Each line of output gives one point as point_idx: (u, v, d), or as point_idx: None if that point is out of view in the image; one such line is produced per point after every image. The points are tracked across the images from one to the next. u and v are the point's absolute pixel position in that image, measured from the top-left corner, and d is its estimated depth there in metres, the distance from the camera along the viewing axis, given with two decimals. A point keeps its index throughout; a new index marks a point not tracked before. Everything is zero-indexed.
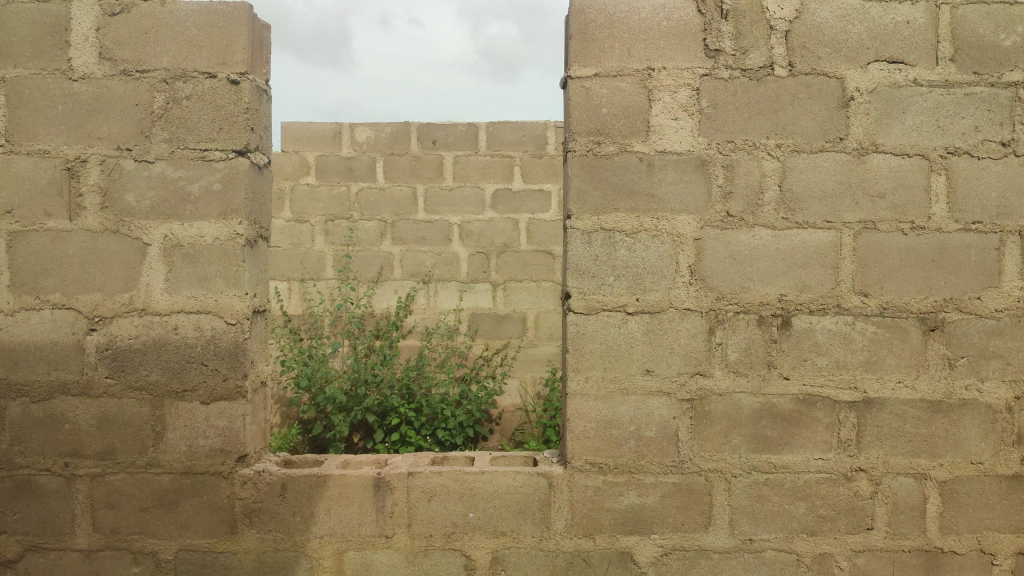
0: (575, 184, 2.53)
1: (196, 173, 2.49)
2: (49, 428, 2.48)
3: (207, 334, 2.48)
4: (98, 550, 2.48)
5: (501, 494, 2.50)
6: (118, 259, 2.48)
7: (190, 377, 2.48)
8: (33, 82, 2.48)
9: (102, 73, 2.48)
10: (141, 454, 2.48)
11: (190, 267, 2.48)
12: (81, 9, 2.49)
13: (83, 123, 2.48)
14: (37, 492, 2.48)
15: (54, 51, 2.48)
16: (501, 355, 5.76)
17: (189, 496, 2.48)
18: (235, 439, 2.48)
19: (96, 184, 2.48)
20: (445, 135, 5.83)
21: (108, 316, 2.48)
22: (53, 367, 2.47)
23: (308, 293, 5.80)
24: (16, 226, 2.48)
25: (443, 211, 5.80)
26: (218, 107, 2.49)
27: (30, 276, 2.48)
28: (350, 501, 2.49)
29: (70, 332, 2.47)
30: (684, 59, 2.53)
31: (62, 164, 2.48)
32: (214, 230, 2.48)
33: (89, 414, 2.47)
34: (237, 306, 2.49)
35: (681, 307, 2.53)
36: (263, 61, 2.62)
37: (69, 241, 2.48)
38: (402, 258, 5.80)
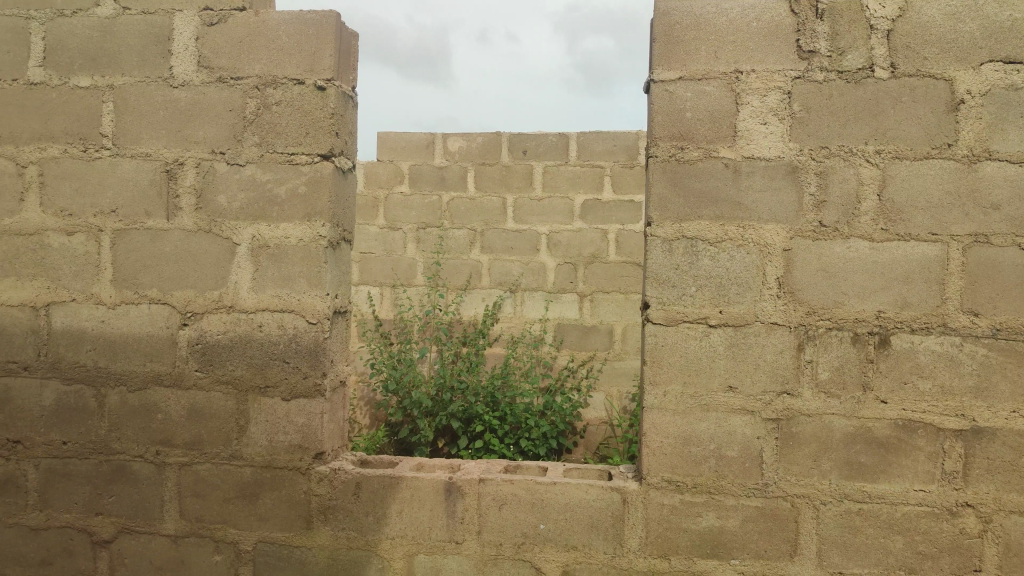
0: (657, 190, 2.46)
1: (284, 176, 2.58)
2: (143, 416, 2.60)
3: (290, 332, 2.56)
4: (184, 536, 2.58)
5: (573, 507, 2.44)
6: (210, 257, 2.60)
7: (273, 374, 2.56)
8: (138, 89, 2.63)
9: (200, 80, 2.61)
10: (226, 446, 2.57)
11: (275, 267, 2.57)
12: (184, 20, 2.63)
13: (181, 128, 2.62)
14: (130, 478, 2.61)
15: (158, 60, 2.63)
16: (587, 367, 5.67)
17: (269, 489, 2.55)
18: (314, 436, 2.53)
19: (192, 186, 2.61)
20: (536, 145, 5.83)
21: (199, 312, 2.59)
22: (149, 358, 2.61)
23: (400, 299, 5.94)
24: (121, 224, 2.63)
25: (532, 221, 5.81)
26: (305, 113, 2.58)
27: (130, 272, 2.63)
28: (422, 503, 2.49)
29: (164, 326, 2.60)
30: (776, 61, 2.41)
31: (162, 167, 2.62)
32: (299, 231, 2.57)
33: (179, 405, 2.59)
34: (319, 306, 2.55)
35: (767, 321, 2.40)
36: (349, 68, 2.70)
37: (167, 239, 2.61)
38: (490, 266, 5.83)
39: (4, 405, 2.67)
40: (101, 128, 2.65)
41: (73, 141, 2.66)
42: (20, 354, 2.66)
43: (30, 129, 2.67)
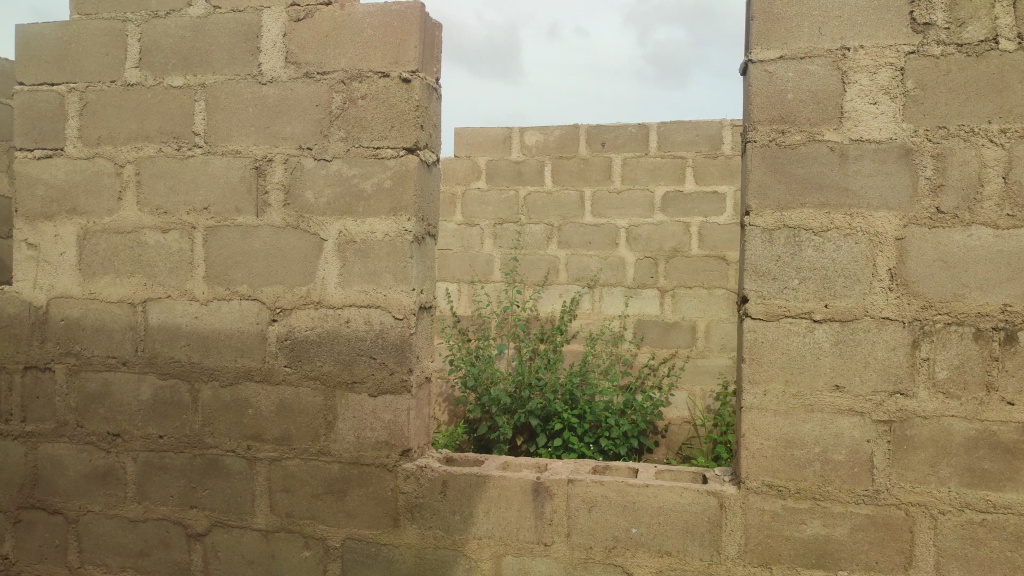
0: (756, 177, 2.32)
1: (369, 171, 2.56)
2: (235, 411, 2.64)
3: (377, 328, 2.54)
4: (274, 530, 2.61)
5: (667, 511, 2.33)
6: (298, 253, 2.61)
7: (360, 370, 2.55)
8: (228, 88, 2.66)
9: (287, 76, 2.62)
10: (314, 442, 2.57)
11: (362, 262, 2.56)
12: (271, 16, 2.64)
13: (269, 124, 2.64)
14: (223, 472, 2.65)
15: (247, 57, 2.66)
16: (669, 364, 5.52)
17: (356, 486, 2.54)
18: (400, 433, 2.51)
19: (280, 182, 2.63)
20: (614, 136, 5.70)
21: (288, 308, 2.61)
22: (240, 354, 2.64)
23: (477, 295, 5.93)
24: (212, 221, 2.67)
25: (610, 215, 5.68)
26: (390, 106, 2.56)
27: (222, 268, 2.66)
28: (509, 504, 2.43)
29: (255, 322, 2.63)
30: (887, 36, 2.24)
31: (251, 164, 2.64)
32: (385, 226, 2.55)
33: (269, 400, 2.61)
34: (405, 301, 2.53)
35: (878, 316, 2.23)
36: (433, 60, 2.66)
37: (256, 236, 2.64)
38: (568, 262, 5.74)
39: (105, 399, 2.75)
40: (193, 127, 2.69)
41: (167, 140, 2.72)
42: (119, 350, 2.74)
43: (127, 129, 2.74)
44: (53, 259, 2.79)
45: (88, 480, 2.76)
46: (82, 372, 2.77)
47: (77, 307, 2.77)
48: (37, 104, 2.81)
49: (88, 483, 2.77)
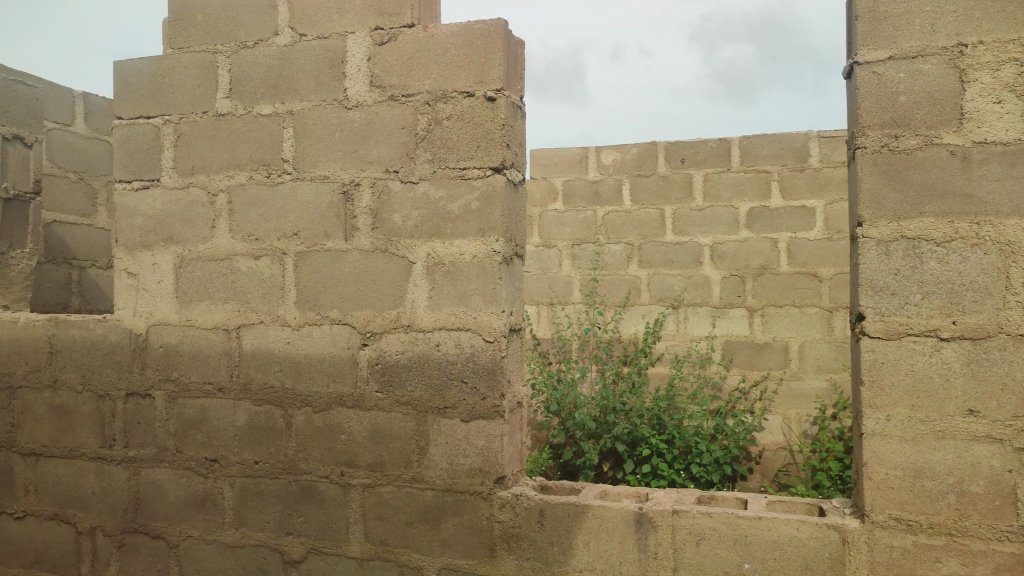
0: (867, 186, 2.17)
1: (456, 192, 2.52)
2: (327, 437, 2.62)
3: (467, 352, 2.48)
4: (369, 559, 2.56)
5: (783, 545, 2.17)
6: (387, 277, 2.58)
7: (451, 395, 2.49)
8: (316, 114, 2.68)
9: (373, 100, 2.62)
10: (407, 468, 2.52)
11: (451, 284, 2.51)
12: (356, 42, 2.65)
13: (357, 149, 2.64)
14: (317, 499, 2.63)
15: (333, 83, 2.67)
16: (761, 388, 5.29)
17: (451, 514, 2.47)
18: (494, 460, 2.44)
19: (369, 207, 2.62)
20: (694, 152, 5.54)
21: (378, 332, 2.58)
22: (331, 379, 2.63)
23: (557, 317, 5.84)
24: (303, 247, 2.68)
25: (693, 233, 5.53)
26: (476, 125, 2.52)
27: (312, 293, 2.67)
28: (610, 535, 2.31)
29: (345, 346, 2.62)
30: (1011, 29, 2.06)
31: (340, 189, 2.65)
32: (473, 247, 2.50)
33: (361, 426, 2.58)
34: (495, 324, 2.47)
35: (1014, 333, 2.04)
36: (517, 78, 2.62)
37: (345, 260, 2.63)
38: (650, 282, 5.60)
39: (202, 425, 2.78)
40: (282, 154, 2.72)
41: (257, 168, 2.75)
42: (215, 376, 2.77)
43: (220, 159, 2.79)
44: (151, 287, 2.86)
45: (187, 505, 2.79)
46: (180, 399, 2.80)
47: (175, 334, 2.82)
48: (135, 138, 2.90)
49: (186, 508, 2.79)
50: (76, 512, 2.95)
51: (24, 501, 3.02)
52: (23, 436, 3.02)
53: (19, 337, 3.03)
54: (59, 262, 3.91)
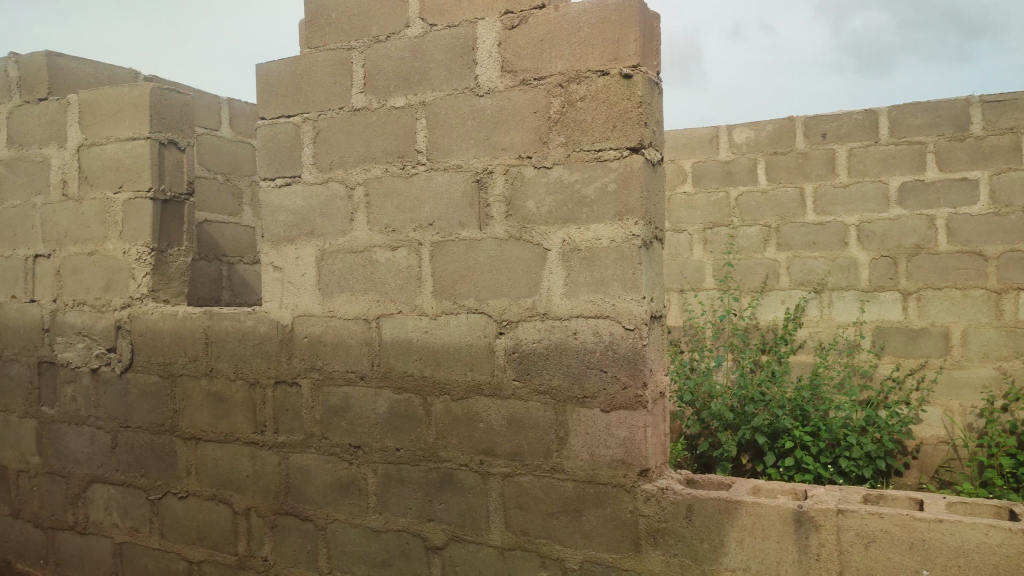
0: None
1: (592, 174, 2.44)
2: (466, 425, 2.62)
3: (606, 340, 2.40)
4: (510, 548, 2.54)
5: (969, 553, 1.98)
6: (522, 265, 2.54)
7: (590, 384, 2.42)
8: (448, 103, 2.67)
9: (505, 85, 2.58)
10: (547, 458, 2.47)
11: (588, 270, 2.43)
12: (486, 27, 2.61)
13: (489, 135, 2.60)
14: (457, 487, 2.63)
15: (465, 70, 2.65)
16: (917, 377, 4.87)
17: (593, 506, 2.40)
18: (637, 451, 2.34)
19: (502, 194, 2.58)
20: (837, 126, 5.17)
21: (514, 320, 2.54)
22: (469, 368, 2.62)
23: (689, 304, 5.62)
24: (438, 236, 2.69)
25: (836, 211, 5.16)
26: (612, 105, 2.42)
27: (448, 282, 2.67)
28: (766, 534, 2.17)
29: (482, 335, 2.60)
30: None
31: (473, 177, 2.62)
32: (611, 231, 2.40)
33: (499, 415, 2.56)
34: (636, 311, 2.37)
35: None
36: (654, 52, 2.49)
37: (480, 249, 2.61)
38: (789, 265, 5.29)
39: (345, 412, 2.85)
40: (416, 145, 2.73)
41: (392, 160, 2.78)
42: (357, 365, 2.83)
43: (356, 153, 2.84)
44: (296, 280, 2.96)
45: (333, 489, 2.88)
46: (325, 387, 2.89)
47: (318, 324, 2.90)
48: (277, 136, 3.00)
49: (333, 493, 2.88)
50: (232, 494, 3.11)
51: (186, 481, 3.22)
52: (185, 421, 3.22)
53: (179, 329, 3.23)
54: (211, 259, 4.15)
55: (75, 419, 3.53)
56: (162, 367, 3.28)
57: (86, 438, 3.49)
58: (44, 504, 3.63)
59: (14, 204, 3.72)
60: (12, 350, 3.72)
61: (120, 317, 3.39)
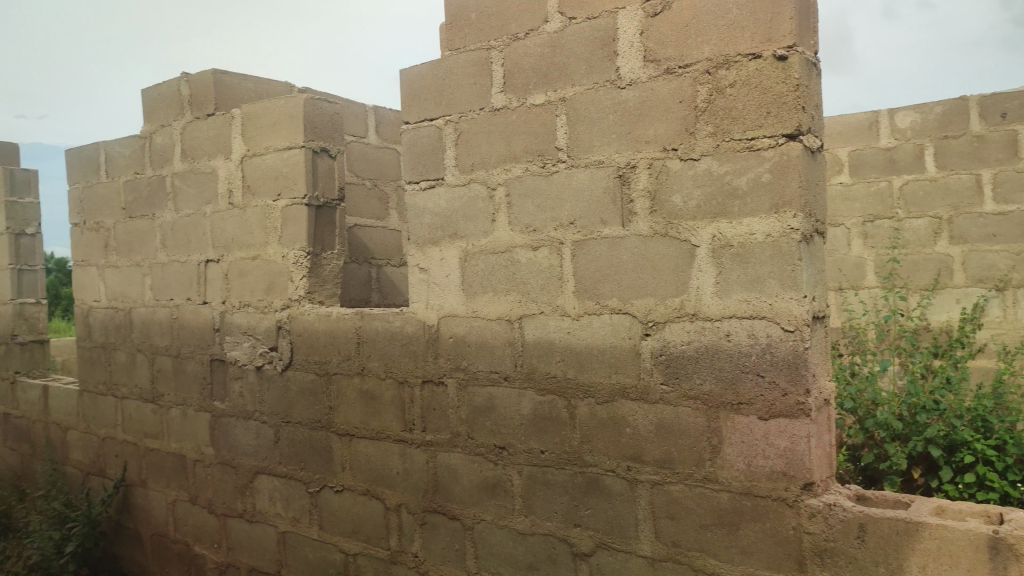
0: None
1: (744, 165, 2.29)
2: (613, 430, 2.54)
3: (762, 342, 2.25)
4: (660, 559, 2.45)
5: None
6: (669, 263, 2.43)
7: (746, 390, 2.28)
8: (588, 97, 2.61)
9: (648, 76, 2.48)
10: (699, 467, 2.36)
11: (741, 268, 2.29)
12: (627, 16, 2.52)
13: (631, 129, 2.51)
14: (603, 493, 2.57)
15: (605, 63, 2.57)
16: None
17: (750, 520, 2.26)
18: (799, 463, 2.18)
19: (646, 189, 2.48)
20: (1019, 104, 4.65)
21: (661, 321, 2.44)
22: (614, 370, 2.54)
23: (849, 303, 5.22)
24: (580, 235, 2.63)
25: (1020, 199, 4.67)
26: (765, 90, 2.26)
27: (591, 282, 2.60)
28: (954, 560, 1.96)
29: (627, 337, 2.51)
30: None
31: (615, 172, 2.54)
32: (766, 225, 2.25)
33: (647, 420, 2.46)
34: (795, 311, 2.20)
35: None
36: (811, 31, 2.31)
37: (623, 247, 2.53)
38: (965, 260, 4.83)
39: (490, 413, 2.86)
40: (556, 143, 2.69)
41: (532, 159, 2.75)
42: (500, 365, 2.83)
43: (496, 153, 2.84)
44: (440, 281, 3.00)
45: (479, 490, 2.90)
46: (470, 387, 2.91)
47: (462, 325, 2.93)
48: (420, 140, 3.05)
49: (480, 493, 2.90)
50: (384, 490, 3.21)
51: (342, 476, 3.36)
52: (339, 418, 3.37)
53: (333, 329, 3.38)
54: (360, 262, 4.32)
55: (243, 414, 3.78)
56: (319, 365, 3.45)
57: (252, 431, 3.74)
58: (217, 492, 3.92)
59: (188, 214, 4.04)
60: (189, 348, 4.05)
61: (280, 318, 3.60)
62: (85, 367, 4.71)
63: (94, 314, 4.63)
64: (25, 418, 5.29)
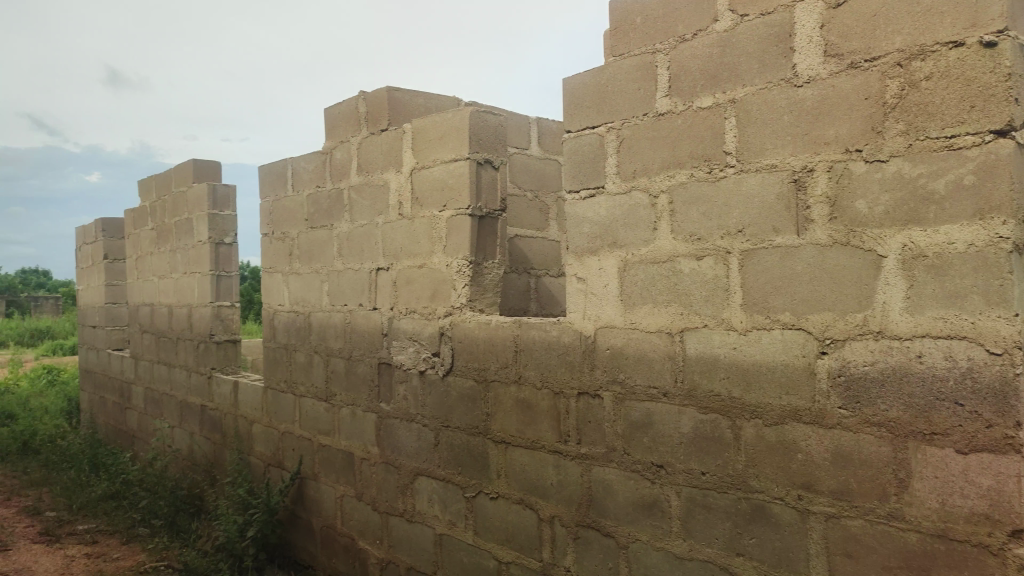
0: None
1: (941, 166, 2.04)
2: (782, 455, 2.36)
3: (963, 366, 1.99)
4: None
5: None
6: (850, 275, 2.22)
7: (941, 419, 2.03)
8: (761, 98, 2.45)
9: (829, 72, 2.29)
10: (882, 502, 2.14)
11: (937, 281, 2.04)
12: (805, 11, 2.35)
13: (809, 130, 2.33)
14: (771, 522, 2.39)
15: (780, 61, 2.41)
16: None
17: (943, 566, 2.02)
18: (1006, 507, 1.93)
19: (825, 194, 2.29)
20: None
21: (840, 339, 2.24)
22: (785, 391, 2.36)
23: None
24: (748, 244, 2.47)
25: None
26: (969, 81, 2.01)
27: (760, 295, 2.43)
28: None
29: (800, 354, 2.33)
30: None
31: (790, 177, 2.37)
32: (968, 233, 1.99)
33: (821, 446, 2.27)
34: (1005, 331, 1.93)
35: None
36: None
37: (798, 257, 2.34)
38: None
39: (648, 429, 2.76)
40: (724, 147, 2.55)
41: (698, 165, 2.63)
42: (660, 380, 2.72)
43: (660, 159, 2.75)
44: (599, 291, 2.93)
45: (635, 508, 2.80)
46: (627, 401, 2.82)
47: (620, 336, 2.85)
48: (582, 149, 3.01)
49: (635, 511, 2.80)
50: (538, 500, 3.19)
51: (497, 483, 3.38)
52: (496, 425, 3.39)
53: (492, 337, 3.42)
54: (520, 272, 4.34)
55: (406, 416, 3.92)
56: (478, 372, 3.50)
57: (414, 434, 3.86)
58: (381, 489, 4.09)
59: (362, 224, 4.27)
60: (359, 352, 4.27)
61: (443, 325, 3.70)
62: (269, 365, 5.11)
63: (279, 317, 5.02)
64: (219, 410, 5.83)
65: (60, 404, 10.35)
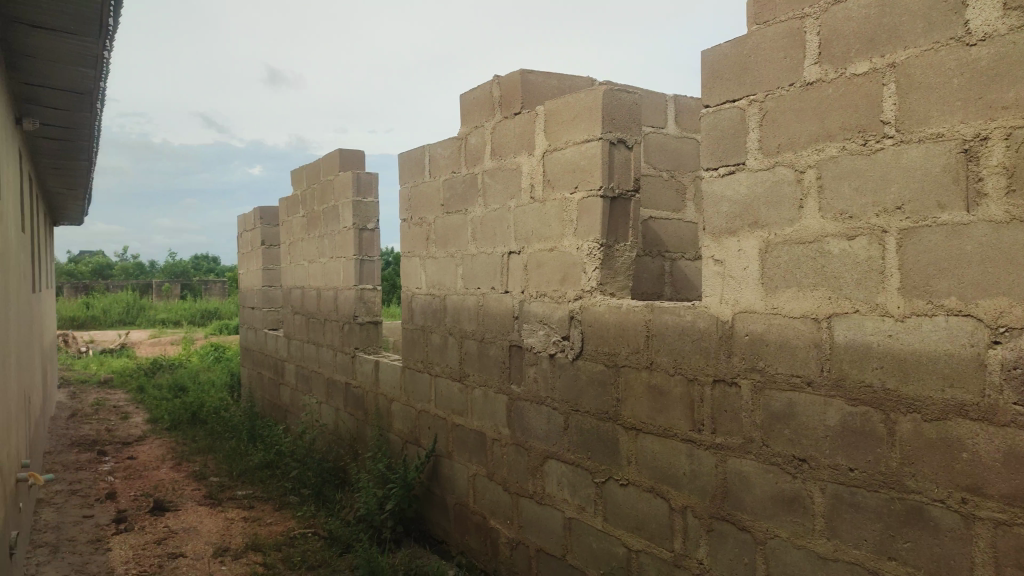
0: None
1: None
2: (944, 453, 2.16)
3: None
4: None
5: None
6: None
7: None
8: (926, 60, 2.22)
9: (1009, 27, 2.04)
10: None
11: None
12: None
13: (983, 93, 2.09)
14: (930, 526, 2.19)
15: (950, 18, 2.16)
16: None
17: None
18: None
19: (1002, 164, 2.05)
20: None
21: (1016, 327, 2.01)
22: (949, 384, 2.15)
23: None
24: (908, 221, 2.26)
25: None
26: None
27: (921, 278, 2.22)
28: None
29: (967, 344, 2.11)
30: None
31: (959, 146, 2.14)
32: None
33: (992, 446, 2.06)
34: None
35: None
36: None
37: (967, 236, 2.12)
38: None
39: (790, 420, 2.59)
40: (882, 116, 2.34)
41: (851, 136, 2.42)
42: (803, 369, 2.55)
43: (807, 132, 2.56)
44: (737, 274, 2.78)
45: (774, 503, 2.65)
46: (767, 390, 2.67)
47: (760, 322, 2.70)
48: (721, 124, 2.84)
49: (774, 506, 2.65)
50: (669, 489, 3.10)
51: (627, 470, 3.32)
52: (627, 411, 3.32)
53: (623, 320, 3.35)
54: (654, 255, 4.22)
55: (536, 399, 3.93)
56: (608, 356, 3.44)
57: (544, 416, 3.86)
58: (511, 470, 4.13)
59: (495, 208, 4.30)
60: (491, 334, 4.32)
61: (574, 308, 3.66)
62: (407, 346, 5.29)
63: (416, 300, 5.18)
64: (361, 388, 6.12)
65: (225, 378, 11.28)
